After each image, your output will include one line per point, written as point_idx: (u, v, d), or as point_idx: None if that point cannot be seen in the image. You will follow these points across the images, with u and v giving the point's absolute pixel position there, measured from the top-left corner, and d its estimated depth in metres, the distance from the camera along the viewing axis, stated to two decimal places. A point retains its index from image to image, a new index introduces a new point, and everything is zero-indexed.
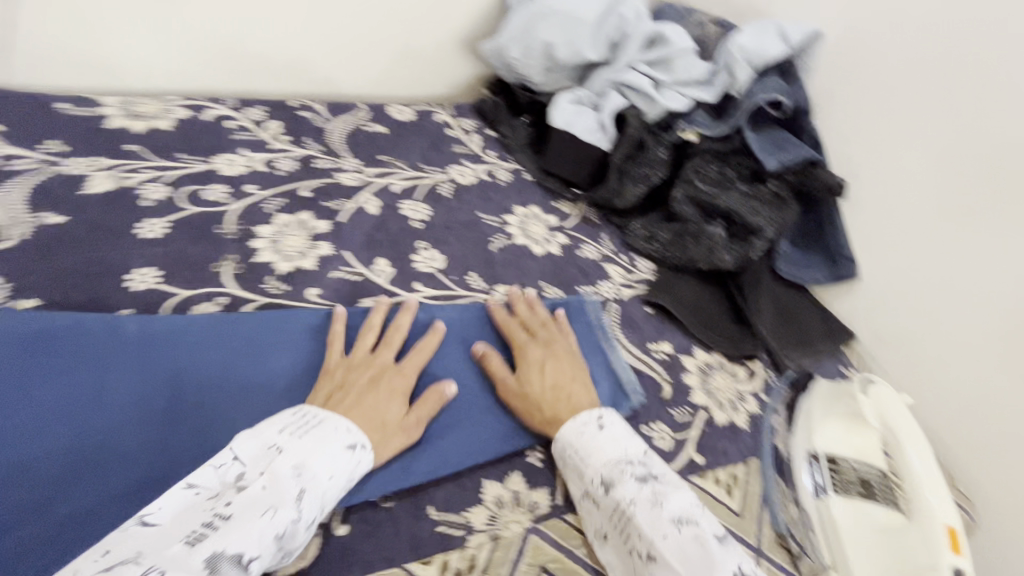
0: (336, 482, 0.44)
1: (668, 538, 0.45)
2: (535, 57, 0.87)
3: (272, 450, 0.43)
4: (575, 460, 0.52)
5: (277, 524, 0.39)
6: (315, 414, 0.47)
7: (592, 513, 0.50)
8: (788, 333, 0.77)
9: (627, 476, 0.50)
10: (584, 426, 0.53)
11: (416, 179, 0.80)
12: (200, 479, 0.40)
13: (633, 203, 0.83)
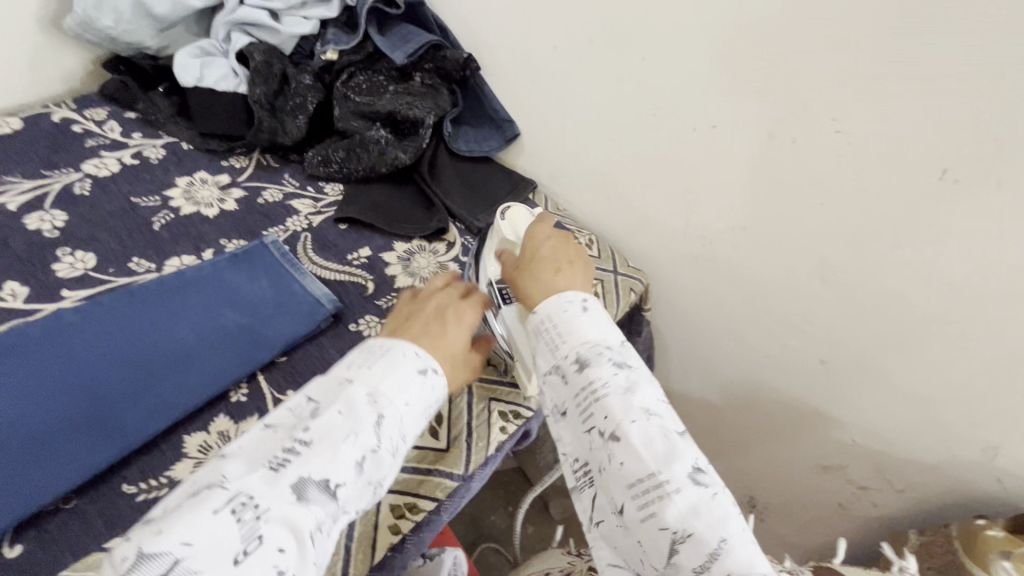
0: (413, 410, 0.43)
1: (635, 424, 0.42)
2: (133, 21, 0.81)
3: (342, 382, 0.43)
4: (552, 336, 0.48)
5: (358, 450, 0.39)
6: (385, 346, 0.46)
7: (554, 386, 0.48)
8: (474, 198, 0.86)
9: (604, 360, 0.45)
10: (569, 304, 0.49)
11: (38, 189, 0.71)
12: (279, 417, 0.41)
13: (301, 135, 0.83)
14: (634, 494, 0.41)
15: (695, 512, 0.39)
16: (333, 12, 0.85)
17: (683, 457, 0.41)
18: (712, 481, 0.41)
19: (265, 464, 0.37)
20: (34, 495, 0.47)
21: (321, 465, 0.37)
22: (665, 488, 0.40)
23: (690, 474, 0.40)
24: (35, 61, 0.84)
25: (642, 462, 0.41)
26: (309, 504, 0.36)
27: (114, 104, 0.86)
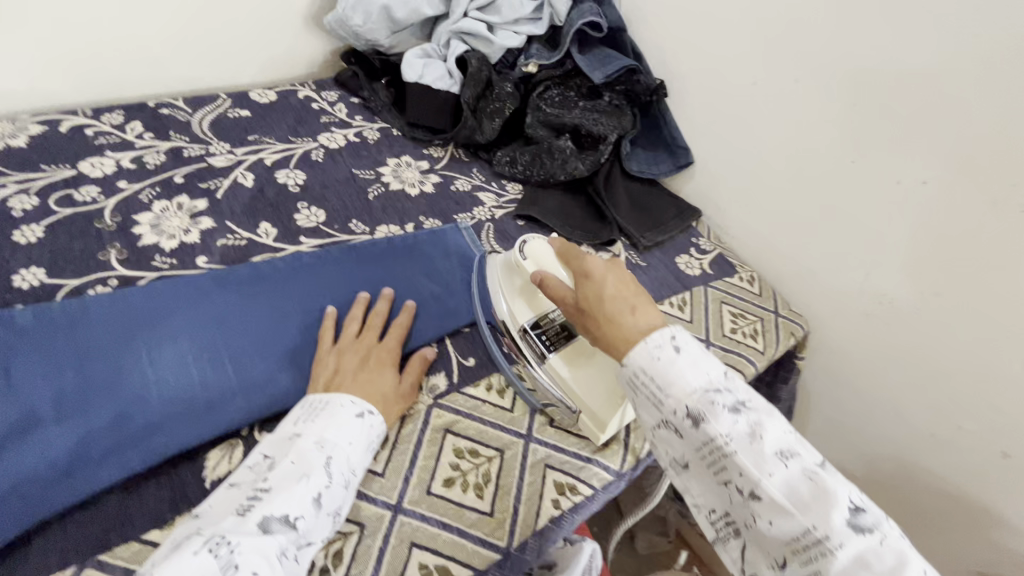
0: (356, 448, 0.49)
1: (773, 476, 0.41)
2: (377, 22, 0.94)
3: (292, 437, 0.48)
4: (651, 391, 0.46)
5: (312, 489, 0.44)
6: (324, 400, 0.52)
7: (671, 442, 0.46)
8: (641, 217, 0.89)
9: (721, 410, 0.43)
10: (659, 351, 0.46)
11: (286, 150, 0.85)
12: (241, 476, 0.46)
13: (494, 136, 0.92)
14: (797, 550, 0.39)
15: (862, 556, 0.37)
16: (542, 30, 0.93)
17: (836, 498, 0.39)
18: (879, 524, 0.38)
19: (232, 512, 0.42)
20: (281, 395, 0.55)
21: (282, 504, 0.43)
22: (824, 542, 0.38)
23: (849, 520, 0.38)
24: (293, 47, 1.00)
25: (792, 515, 0.39)
26: (274, 538, 0.41)
27: (343, 89, 1.00)
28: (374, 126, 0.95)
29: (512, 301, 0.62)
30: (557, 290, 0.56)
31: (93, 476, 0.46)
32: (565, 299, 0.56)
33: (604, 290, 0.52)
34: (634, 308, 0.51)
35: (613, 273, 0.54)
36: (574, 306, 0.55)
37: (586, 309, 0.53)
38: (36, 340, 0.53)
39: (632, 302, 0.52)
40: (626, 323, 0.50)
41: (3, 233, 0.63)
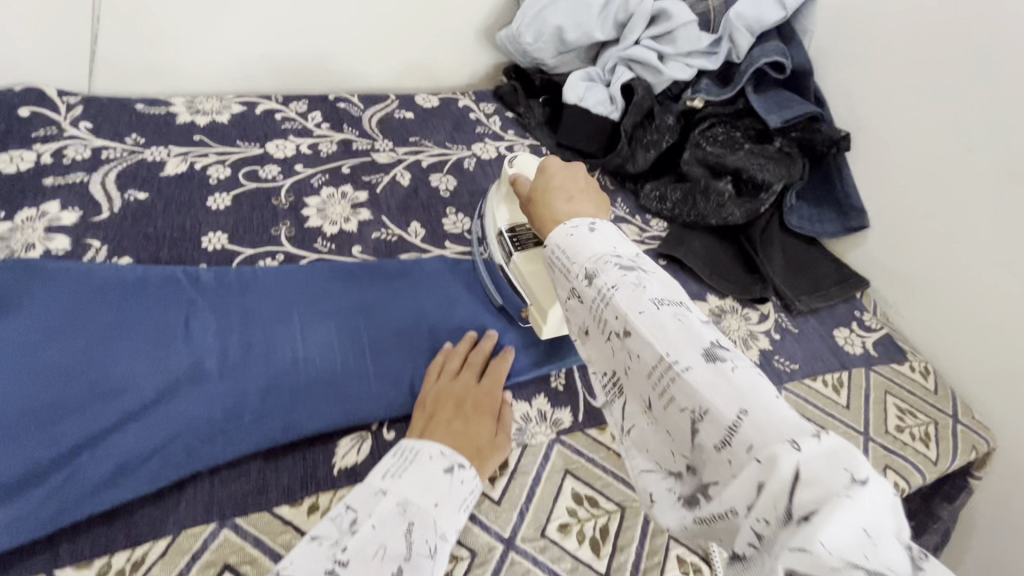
0: (444, 509, 0.43)
1: (644, 315, 0.36)
2: (547, 42, 0.93)
3: (376, 492, 0.43)
4: (561, 263, 0.42)
5: (392, 563, 0.38)
6: (414, 446, 0.47)
7: (577, 312, 0.41)
8: (797, 277, 0.81)
9: (610, 265, 0.39)
10: (571, 230, 0.43)
11: (442, 154, 0.88)
12: (321, 534, 0.40)
13: (647, 167, 0.88)
14: (657, 388, 0.35)
15: (719, 388, 0.33)
16: (716, 65, 0.88)
17: (698, 336, 0.35)
18: (736, 357, 0.34)
19: None
20: (411, 396, 0.55)
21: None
22: (675, 371, 0.34)
23: (705, 353, 0.34)
24: (461, 58, 1.03)
25: (651, 346, 0.35)
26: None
27: (501, 102, 1.02)
28: (525, 141, 0.95)
29: (496, 208, 0.64)
30: (522, 186, 0.57)
31: (240, 440, 0.49)
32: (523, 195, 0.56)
33: (546, 188, 0.51)
34: (562, 198, 0.49)
35: (566, 172, 0.52)
36: (529, 210, 0.53)
37: (532, 201, 0.52)
38: (214, 300, 0.58)
39: (568, 194, 0.49)
40: (556, 207, 0.48)
41: (201, 197, 0.70)
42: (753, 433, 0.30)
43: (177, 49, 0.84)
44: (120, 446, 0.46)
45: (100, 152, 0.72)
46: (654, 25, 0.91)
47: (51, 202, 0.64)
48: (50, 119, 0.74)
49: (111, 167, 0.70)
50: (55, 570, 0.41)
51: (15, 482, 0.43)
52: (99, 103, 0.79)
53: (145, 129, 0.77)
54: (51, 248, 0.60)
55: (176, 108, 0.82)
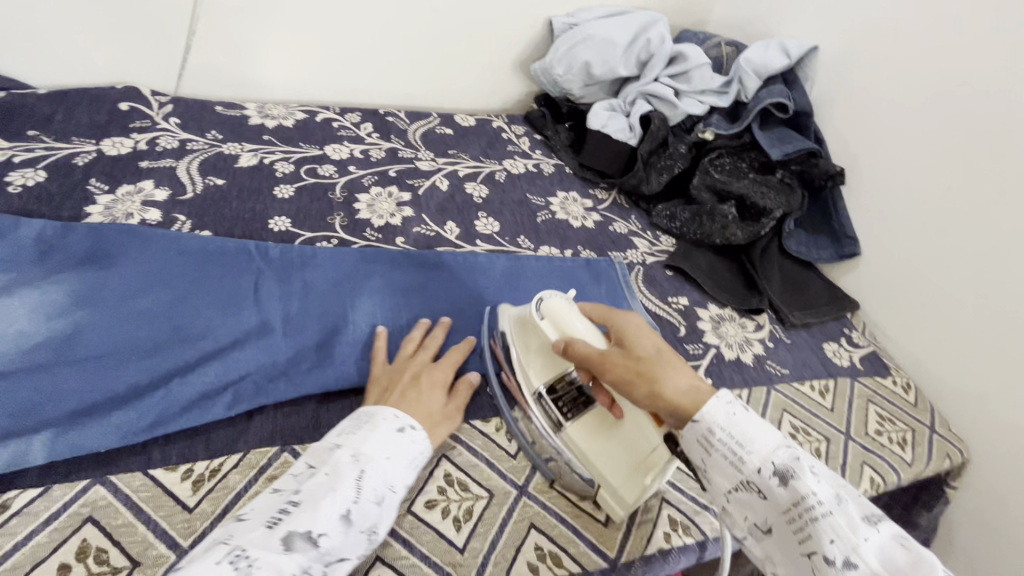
0: (394, 462, 0.48)
1: (864, 536, 0.39)
2: (576, 74, 1.04)
3: (332, 446, 0.48)
4: (727, 450, 0.44)
5: (340, 503, 0.43)
6: (370, 412, 0.52)
7: (745, 504, 0.44)
8: (792, 295, 0.88)
9: (803, 469, 0.42)
10: (730, 407, 0.46)
11: (477, 166, 0.98)
12: (281, 486, 0.45)
13: (659, 189, 0.98)
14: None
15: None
16: (726, 103, 0.98)
17: (931, 565, 0.36)
18: (936, 566, 0.36)
19: (262, 524, 0.41)
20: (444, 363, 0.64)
21: (310, 517, 0.41)
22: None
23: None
24: (497, 84, 1.15)
25: (866, 563, 0.37)
26: (297, 554, 0.39)
27: (531, 126, 1.13)
28: (551, 160, 1.06)
29: (527, 362, 0.60)
30: (585, 350, 0.54)
31: (300, 384, 0.57)
32: (581, 345, 0.55)
33: (643, 344, 0.52)
34: (670, 361, 0.50)
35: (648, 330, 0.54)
36: (622, 362, 0.52)
37: (636, 360, 0.51)
38: (279, 272, 0.68)
39: (666, 350, 0.52)
40: (677, 379, 0.49)
41: (268, 187, 0.81)
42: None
43: (253, 61, 0.96)
44: (201, 380, 0.55)
45: (185, 143, 0.83)
46: (673, 66, 1.02)
47: (146, 181, 0.75)
48: (145, 114, 0.86)
49: (195, 157, 0.81)
50: (149, 470, 0.49)
51: (117, 399, 0.52)
52: (184, 102, 0.91)
53: (222, 127, 0.89)
54: (146, 218, 0.70)
55: (249, 112, 0.94)
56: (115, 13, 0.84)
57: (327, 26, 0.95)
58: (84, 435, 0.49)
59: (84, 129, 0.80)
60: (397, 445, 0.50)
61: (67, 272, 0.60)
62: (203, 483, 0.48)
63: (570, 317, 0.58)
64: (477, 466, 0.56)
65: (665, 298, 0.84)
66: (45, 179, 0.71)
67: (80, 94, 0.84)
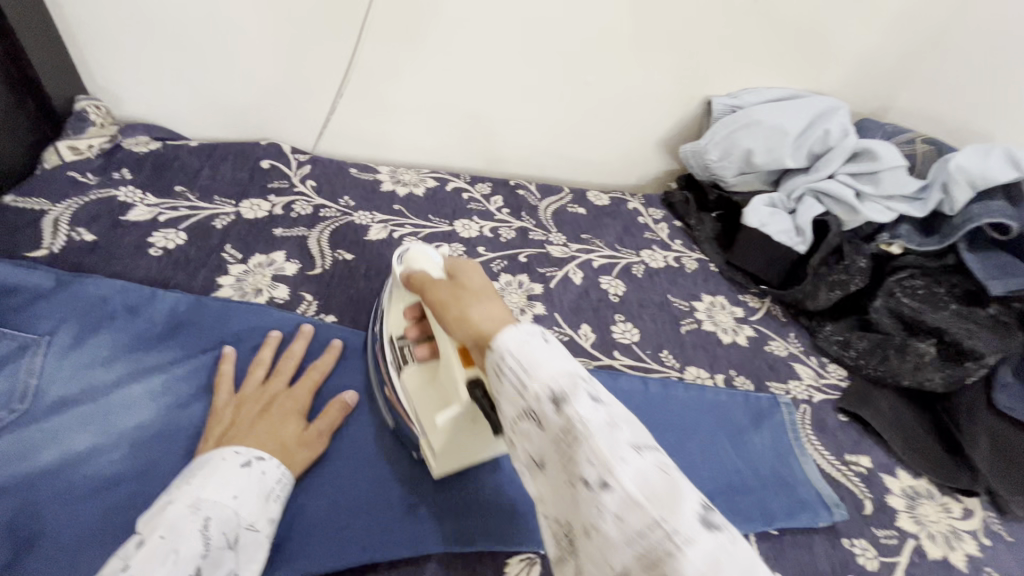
0: (246, 501, 0.43)
1: (624, 464, 0.32)
2: (732, 162, 0.92)
3: (162, 506, 0.40)
4: (514, 375, 0.37)
5: (185, 567, 0.37)
6: (203, 458, 0.45)
7: (528, 434, 0.37)
8: (1007, 470, 0.67)
9: (582, 393, 0.35)
10: (527, 337, 0.38)
11: (613, 256, 0.88)
12: (104, 565, 0.37)
13: (828, 306, 0.83)
14: (639, 557, 0.30)
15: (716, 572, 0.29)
16: (922, 213, 0.81)
17: (688, 496, 0.31)
18: (726, 526, 0.31)
19: None
20: None
21: None
22: (673, 544, 0.29)
23: (700, 518, 0.30)
24: (635, 161, 1.06)
25: (641, 512, 0.31)
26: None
27: (671, 209, 1.01)
28: (693, 253, 0.94)
29: (392, 320, 0.56)
30: (428, 286, 0.49)
31: (419, 540, 0.48)
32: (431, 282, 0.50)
33: (472, 280, 0.48)
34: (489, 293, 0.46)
35: (473, 269, 0.49)
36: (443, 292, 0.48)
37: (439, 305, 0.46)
38: None
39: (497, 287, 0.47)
40: (473, 310, 0.43)
41: None
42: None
43: (392, 123, 0.93)
44: (313, 518, 0.48)
45: (318, 210, 0.80)
46: (854, 163, 0.87)
47: (278, 252, 0.71)
48: (283, 174, 0.84)
49: (326, 226, 0.77)
50: None
51: None
52: (322, 163, 0.88)
53: (355, 193, 0.85)
54: (274, 296, 0.66)
55: (381, 176, 0.90)
56: (272, 71, 0.84)
57: (472, 90, 0.91)
58: None
59: (226, 187, 0.79)
60: (239, 483, 0.43)
61: (189, 359, 0.55)
62: None
63: (428, 261, 0.52)
64: None
65: (839, 453, 0.68)
66: (184, 243, 0.69)
67: (226, 149, 0.84)
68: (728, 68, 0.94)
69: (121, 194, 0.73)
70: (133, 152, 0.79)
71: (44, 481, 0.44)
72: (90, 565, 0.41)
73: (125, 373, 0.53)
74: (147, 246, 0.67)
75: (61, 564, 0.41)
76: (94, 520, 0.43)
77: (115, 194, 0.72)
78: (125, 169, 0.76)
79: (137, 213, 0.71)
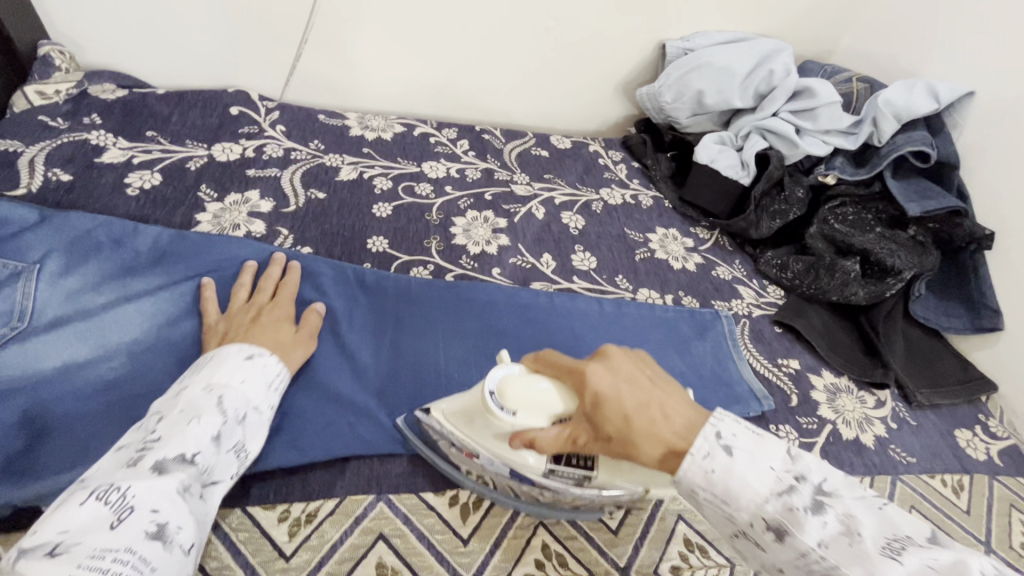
0: (251, 384, 0.49)
1: (835, 543, 0.36)
2: (685, 103, 0.97)
3: (180, 389, 0.47)
4: (716, 504, 0.40)
5: (206, 426, 0.44)
6: (214, 355, 0.51)
7: (750, 550, 0.41)
8: (918, 367, 0.79)
9: (797, 513, 0.37)
10: (710, 461, 0.40)
11: (574, 194, 0.93)
12: (133, 437, 0.43)
13: (769, 234, 0.90)
14: None
15: (914, 572, 0.34)
16: (853, 145, 0.88)
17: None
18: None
19: (125, 463, 0.40)
20: None
21: (178, 443, 0.42)
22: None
23: (841, 529, 0.37)
24: (596, 105, 1.10)
25: (839, 569, 0.35)
26: (173, 476, 0.40)
27: (631, 150, 1.06)
28: (649, 191, 1.00)
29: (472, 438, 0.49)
30: (549, 434, 0.45)
31: (395, 434, 0.54)
32: (578, 430, 0.45)
33: (624, 404, 0.42)
34: (661, 405, 0.43)
35: (626, 365, 0.45)
36: (594, 424, 0.43)
37: (626, 431, 0.42)
38: (375, 300, 0.66)
39: (647, 380, 0.45)
40: (671, 407, 0.43)
41: (368, 204, 0.79)
42: None
43: (359, 69, 0.95)
44: (299, 413, 0.54)
45: (289, 153, 0.83)
46: (795, 101, 0.93)
47: (253, 192, 0.75)
48: (253, 120, 0.86)
49: (298, 167, 0.81)
50: (247, 508, 0.48)
51: None
52: (291, 110, 0.91)
53: (325, 138, 0.88)
54: (251, 230, 0.70)
55: (350, 122, 0.93)
56: (237, 18, 0.85)
57: (436, 36, 0.93)
58: None
59: (197, 132, 0.81)
60: (244, 370, 0.49)
61: (175, 283, 0.60)
62: (300, 529, 0.47)
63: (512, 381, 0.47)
64: (576, 539, 0.51)
65: (773, 357, 0.77)
66: (159, 183, 0.72)
67: (195, 96, 0.85)
68: (682, 11, 0.98)
69: (92, 137, 0.75)
70: (101, 98, 0.80)
71: (49, 386, 0.49)
72: (102, 450, 0.46)
73: (115, 296, 0.57)
74: (124, 186, 0.70)
75: (75, 450, 0.46)
76: (100, 415, 0.48)
77: (87, 138, 0.74)
78: (95, 115, 0.78)
79: (111, 155, 0.73)
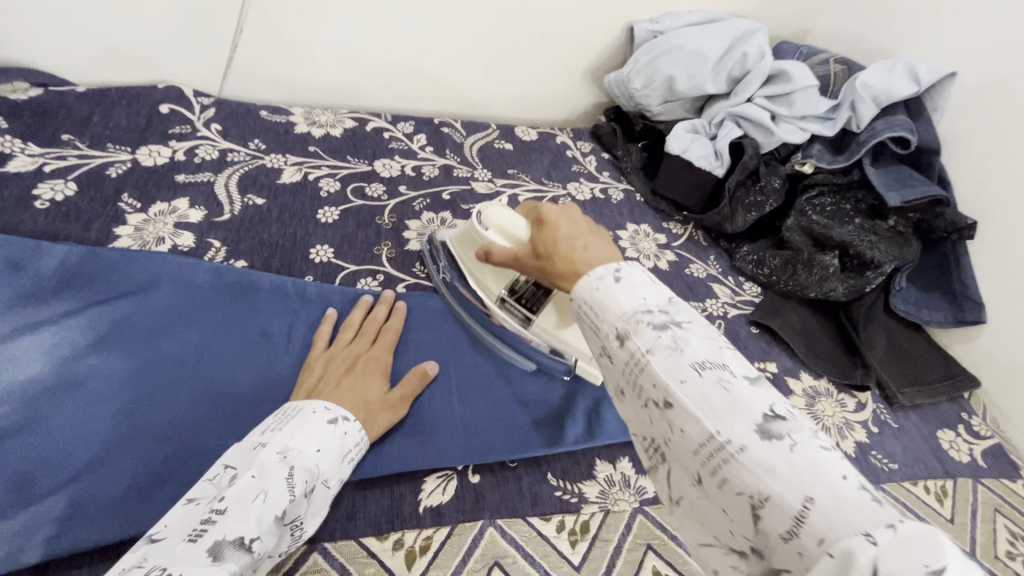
0: (327, 455, 0.45)
1: (695, 390, 0.32)
2: (656, 89, 0.92)
3: (256, 447, 0.43)
4: (589, 320, 0.38)
5: (274, 506, 0.39)
6: (295, 408, 0.48)
7: (610, 371, 0.38)
8: (899, 364, 0.76)
9: (643, 326, 0.35)
10: (599, 281, 0.38)
11: (539, 190, 0.88)
12: (194, 499, 0.39)
13: (745, 227, 0.86)
14: (703, 462, 0.31)
15: (780, 464, 0.28)
16: (831, 132, 0.84)
17: (748, 408, 0.30)
18: (794, 430, 0.30)
19: (184, 537, 0.35)
20: (500, 445, 0.54)
21: (240, 523, 0.36)
22: (729, 452, 0.30)
23: (757, 428, 0.30)
24: (564, 93, 1.04)
25: (699, 424, 0.31)
26: (228, 564, 0.35)
27: (601, 140, 1.01)
28: (619, 185, 0.94)
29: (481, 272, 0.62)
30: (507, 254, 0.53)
31: None
32: (523, 252, 0.51)
33: (557, 234, 0.45)
34: (591, 244, 0.43)
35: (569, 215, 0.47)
36: (535, 257, 0.48)
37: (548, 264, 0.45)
38: (316, 315, 0.60)
39: (587, 227, 0.46)
40: (602, 249, 0.42)
41: (312, 209, 0.72)
42: (824, 525, 0.26)
43: (304, 60, 0.87)
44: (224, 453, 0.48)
45: (225, 154, 0.76)
46: (771, 85, 0.88)
47: (182, 200, 0.68)
48: (185, 119, 0.79)
49: (235, 170, 0.74)
50: None
51: (129, 478, 0.45)
52: (229, 106, 0.83)
53: (266, 136, 0.81)
54: (178, 243, 0.63)
55: (295, 117, 0.86)
56: (160, 7, 0.77)
57: (386, 22, 0.86)
58: (94, 525, 0.42)
59: (120, 134, 0.74)
60: (321, 436, 0.45)
61: (87, 311, 0.54)
62: None
63: (500, 216, 0.54)
64: None
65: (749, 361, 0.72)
66: (74, 193, 0.65)
67: (118, 93, 0.78)
68: None
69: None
70: (10, 98, 0.72)
71: None
72: None
73: (15, 329, 0.51)
74: (33, 199, 0.63)
75: None
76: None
77: None
78: (1, 118, 0.70)
79: (19, 164, 0.66)
